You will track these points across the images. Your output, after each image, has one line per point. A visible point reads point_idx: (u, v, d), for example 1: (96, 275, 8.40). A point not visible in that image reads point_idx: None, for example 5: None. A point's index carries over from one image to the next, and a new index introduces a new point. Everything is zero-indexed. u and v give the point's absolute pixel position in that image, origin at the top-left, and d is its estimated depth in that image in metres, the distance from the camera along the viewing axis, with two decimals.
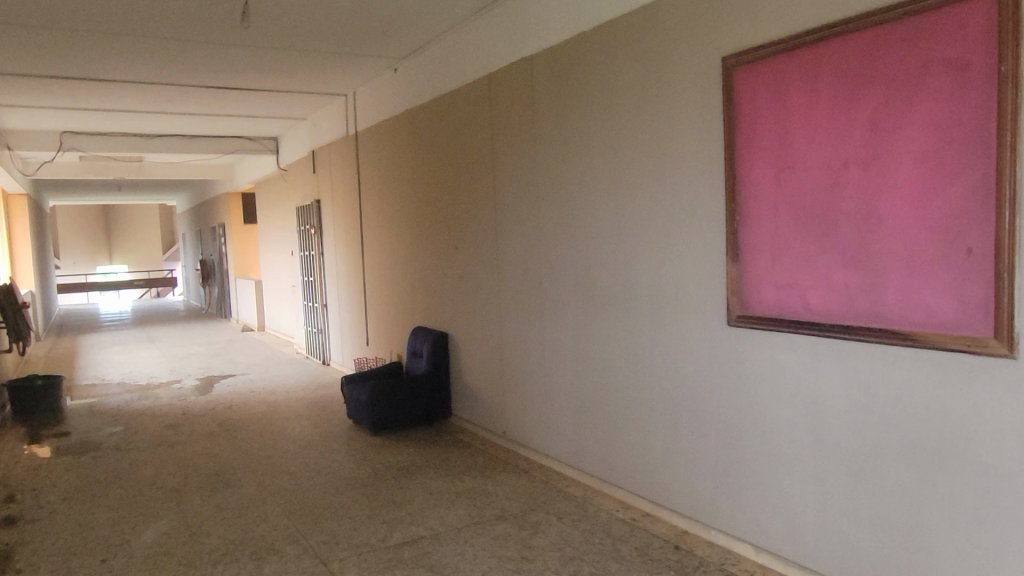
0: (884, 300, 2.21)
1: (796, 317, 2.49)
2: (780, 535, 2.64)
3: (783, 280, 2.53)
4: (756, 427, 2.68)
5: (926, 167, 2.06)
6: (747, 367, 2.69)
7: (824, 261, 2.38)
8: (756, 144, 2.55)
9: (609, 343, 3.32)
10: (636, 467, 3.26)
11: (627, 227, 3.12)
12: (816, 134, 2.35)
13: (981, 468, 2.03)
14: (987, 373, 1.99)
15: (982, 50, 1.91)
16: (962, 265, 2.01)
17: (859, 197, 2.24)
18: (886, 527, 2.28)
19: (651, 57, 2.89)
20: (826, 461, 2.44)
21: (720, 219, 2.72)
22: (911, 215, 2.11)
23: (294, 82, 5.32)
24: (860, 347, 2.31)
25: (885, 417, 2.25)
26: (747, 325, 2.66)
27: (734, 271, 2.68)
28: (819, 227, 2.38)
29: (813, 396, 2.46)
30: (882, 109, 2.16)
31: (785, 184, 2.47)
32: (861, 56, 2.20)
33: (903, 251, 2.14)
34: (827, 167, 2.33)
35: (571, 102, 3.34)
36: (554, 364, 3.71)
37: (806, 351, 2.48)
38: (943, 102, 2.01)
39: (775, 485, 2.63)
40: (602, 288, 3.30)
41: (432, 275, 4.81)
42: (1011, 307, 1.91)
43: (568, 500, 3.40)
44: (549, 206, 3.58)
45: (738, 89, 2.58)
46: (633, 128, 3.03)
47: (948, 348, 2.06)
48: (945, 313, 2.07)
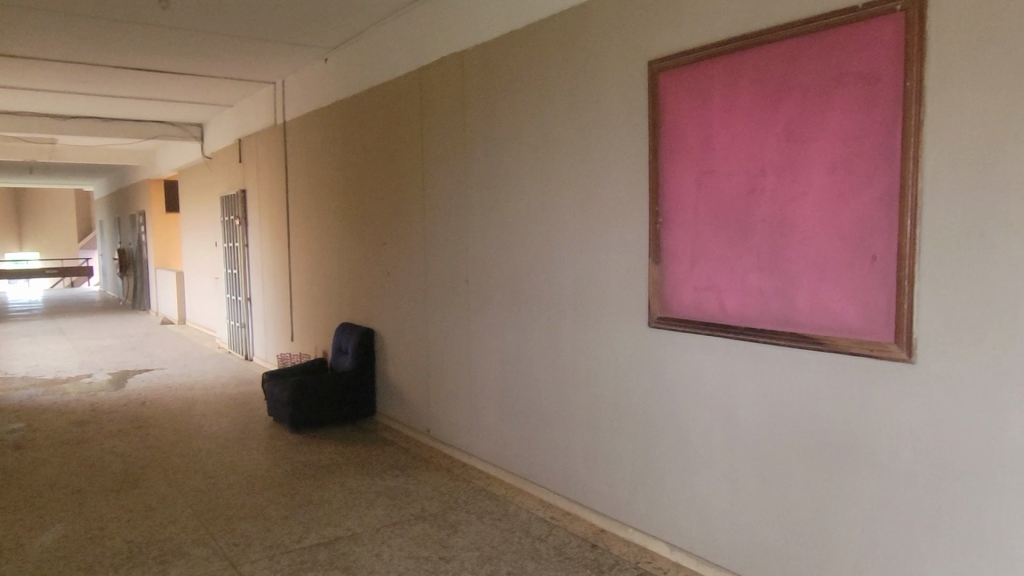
0: (795, 306, 2.14)
1: (708, 326, 2.42)
2: (693, 534, 2.57)
3: (701, 283, 2.44)
4: (670, 427, 2.61)
5: (837, 177, 2.01)
6: (662, 367, 2.62)
7: (740, 265, 2.30)
8: (678, 146, 2.46)
9: (534, 343, 3.25)
10: (556, 466, 3.20)
11: (556, 225, 3.05)
12: (733, 141, 2.28)
13: (885, 469, 1.97)
14: (891, 377, 1.94)
15: (891, 59, 1.87)
16: (867, 276, 1.96)
17: (771, 206, 2.17)
18: (794, 528, 2.21)
19: (583, 52, 2.84)
20: (736, 461, 2.38)
21: (639, 217, 2.65)
22: (820, 224, 2.05)
23: (223, 66, 5.21)
24: (771, 351, 2.24)
25: (792, 414, 2.20)
26: (666, 327, 2.57)
27: (655, 273, 2.59)
28: (733, 235, 2.31)
29: (723, 395, 2.40)
30: (794, 116, 2.10)
31: (705, 188, 2.38)
32: (778, 64, 2.13)
33: (814, 258, 2.08)
34: (744, 173, 2.25)
35: (502, 97, 3.31)
36: (481, 363, 3.63)
37: (720, 353, 2.41)
38: (854, 109, 1.96)
39: (688, 484, 2.56)
40: (529, 286, 3.25)
41: (358, 270, 4.73)
42: (912, 311, 1.87)
43: (490, 499, 3.31)
44: (478, 202, 3.54)
45: (659, 92, 2.51)
46: (560, 128, 2.99)
47: (852, 352, 2.01)
48: (850, 319, 2.01)
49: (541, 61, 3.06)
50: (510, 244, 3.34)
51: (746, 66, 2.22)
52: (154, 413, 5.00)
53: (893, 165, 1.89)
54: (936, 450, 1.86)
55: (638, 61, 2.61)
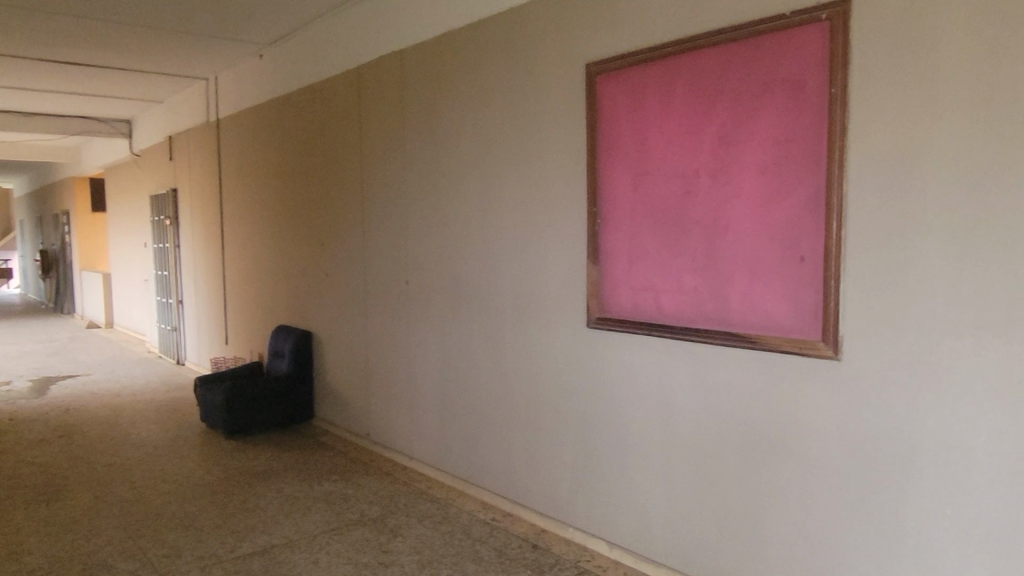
0: (728, 306, 2.19)
1: (645, 326, 2.45)
2: (631, 532, 2.60)
3: (638, 283, 2.47)
4: (609, 426, 2.64)
5: (768, 180, 2.06)
6: (601, 367, 2.65)
7: (676, 266, 2.34)
8: (615, 148, 2.49)
9: (474, 344, 3.24)
10: (497, 467, 3.19)
11: (496, 226, 3.05)
12: (668, 144, 2.32)
13: (813, 463, 2.03)
14: (819, 374, 2.00)
15: (817, 67, 1.93)
16: (796, 277, 2.02)
17: (705, 208, 2.22)
18: (729, 523, 2.26)
19: (523, 53, 2.84)
20: (673, 459, 2.41)
21: (578, 218, 2.67)
22: (752, 226, 2.10)
23: (152, 61, 5.04)
24: (705, 350, 2.28)
25: (726, 412, 2.24)
26: (605, 327, 2.60)
27: (594, 274, 2.61)
28: (669, 237, 2.34)
29: (660, 394, 2.44)
30: (727, 120, 2.15)
31: (642, 190, 2.42)
32: (712, 69, 2.18)
33: (746, 259, 2.13)
34: (680, 175, 2.29)
35: (442, 96, 3.29)
36: (421, 365, 3.60)
37: (656, 352, 2.44)
38: (783, 115, 2.01)
39: (627, 483, 2.59)
40: (470, 287, 3.24)
41: (295, 271, 4.63)
42: (838, 309, 1.93)
43: (430, 502, 3.29)
44: (417, 202, 3.51)
45: (597, 95, 2.54)
46: (500, 129, 2.99)
47: (782, 350, 2.07)
48: (781, 318, 2.06)
49: (481, 62, 3.05)
50: (450, 245, 3.32)
51: (681, 70, 2.26)
52: (78, 421, 4.79)
53: (820, 169, 1.95)
54: (860, 444, 1.92)
55: (577, 63, 2.63)
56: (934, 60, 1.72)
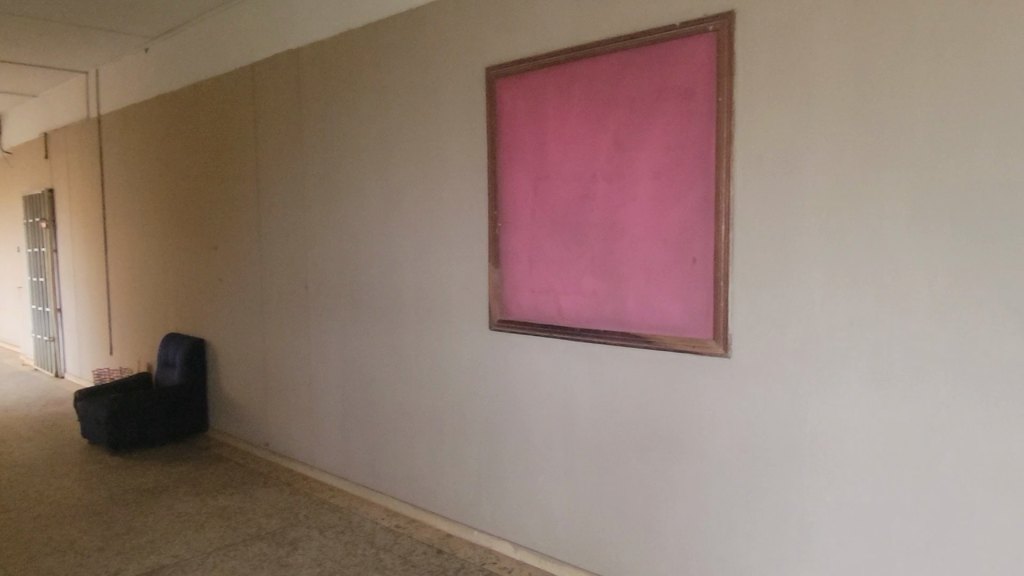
0: (626, 307, 2.25)
1: (546, 328, 2.48)
2: (535, 532, 2.62)
3: (539, 286, 2.50)
4: (513, 428, 2.65)
5: (661, 184, 2.12)
6: (504, 370, 2.66)
7: (575, 268, 2.38)
8: (515, 152, 2.51)
9: (376, 350, 3.19)
10: (400, 473, 3.15)
11: (398, 230, 3.01)
12: (567, 149, 2.36)
13: (706, 458, 2.11)
14: (710, 371, 2.07)
15: (705, 76, 2.01)
16: (688, 277, 2.09)
17: (602, 211, 2.27)
18: (629, 518, 2.32)
19: (423, 55, 2.82)
20: (575, 458, 2.45)
21: (479, 222, 2.68)
22: (646, 229, 2.17)
23: (23, 52, 4.69)
24: (605, 350, 2.33)
25: (624, 411, 2.30)
26: (507, 329, 2.61)
27: (495, 277, 2.62)
28: (568, 239, 2.38)
29: (561, 394, 2.48)
30: (622, 125, 2.20)
31: (541, 194, 2.45)
32: (607, 76, 2.23)
33: (642, 261, 2.19)
34: (578, 179, 2.33)
35: (341, 97, 3.22)
36: (322, 371, 3.51)
37: (557, 353, 2.48)
38: (674, 122, 2.08)
39: (530, 484, 2.62)
40: (371, 291, 3.18)
41: (186, 276, 4.41)
42: (727, 309, 2.01)
43: (332, 512, 3.21)
44: (316, 205, 3.42)
45: (497, 99, 2.55)
46: (400, 131, 2.96)
47: (676, 350, 2.13)
48: (675, 318, 2.13)
49: (381, 63, 3.01)
50: (351, 248, 3.26)
51: (578, 76, 2.30)
52: None
53: (709, 175, 2.02)
54: (748, 438, 2.01)
55: (477, 67, 2.63)
56: (810, 73, 1.83)
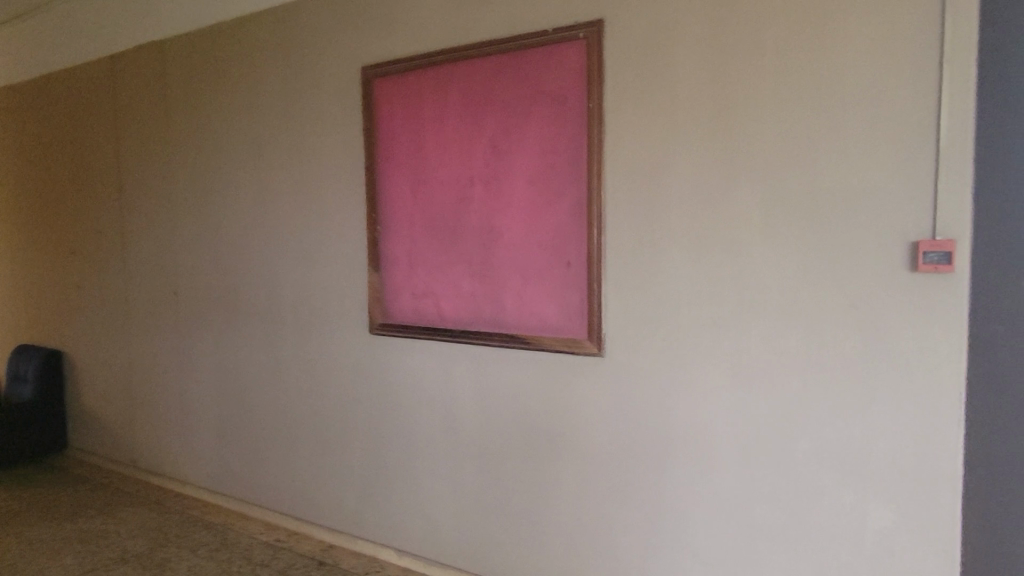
0: (504, 309, 2.27)
1: (426, 331, 2.46)
2: (420, 538, 2.60)
3: (419, 289, 2.48)
4: (396, 434, 2.61)
5: (535, 188, 2.16)
6: (386, 375, 2.62)
7: (454, 271, 2.38)
8: (393, 155, 2.48)
9: (252, 358, 3.06)
10: (280, 485, 3.04)
11: (273, 233, 2.91)
12: (443, 152, 2.35)
13: (583, 455, 2.16)
14: (586, 370, 2.12)
15: (576, 83, 2.06)
16: (563, 279, 2.13)
17: (480, 214, 2.28)
18: (511, 518, 2.34)
19: (297, 53, 2.74)
20: (458, 462, 2.45)
21: (358, 224, 2.63)
22: (522, 233, 2.19)
23: None
24: (485, 352, 2.34)
25: (505, 412, 2.32)
26: (387, 333, 2.57)
27: (375, 280, 2.57)
28: (447, 242, 2.38)
29: (444, 398, 2.46)
30: (497, 130, 2.22)
31: (419, 197, 2.43)
32: (482, 81, 2.24)
33: (519, 263, 2.21)
34: (455, 183, 2.33)
35: (210, 93, 3.07)
36: (194, 382, 3.33)
37: (439, 357, 2.46)
38: (547, 127, 2.12)
39: (414, 490, 2.59)
40: (246, 297, 3.05)
41: (40, 283, 4.08)
42: (600, 309, 2.06)
43: (206, 529, 3.05)
44: (185, 206, 3.25)
45: (374, 99, 2.51)
46: (274, 131, 2.85)
47: (553, 350, 2.17)
48: (551, 319, 2.17)
49: (253, 60, 2.89)
50: (224, 252, 3.11)
51: (454, 79, 2.30)
52: None
53: (581, 179, 2.07)
54: (622, 435, 2.07)
55: (353, 66, 2.58)
56: (673, 82, 1.90)
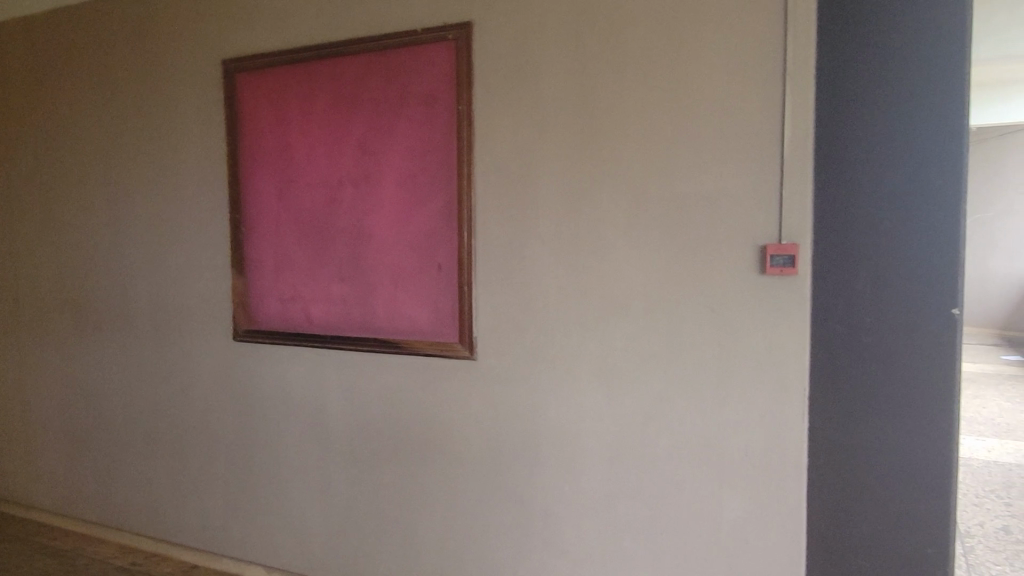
0: (375, 313, 2.21)
1: (294, 337, 2.37)
2: (290, 552, 2.49)
3: (286, 293, 2.38)
4: (263, 445, 2.50)
5: (406, 190, 2.12)
6: (252, 383, 2.50)
7: (323, 274, 2.30)
8: (258, 153, 2.37)
9: (105, 369, 2.84)
10: (137, 504, 2.83)
11: (128, 234, 2.71)
12: (311, 152, 2.27)
13: (457, 459, 2.14)
14: (458, 374, 2.10)
15: (445, 84, 2.04)
16: (434, 283, 2.10)
17: (349, 216, 2.22)
18: (385, 526, 2.28)
19: (153, 41, 2.57)
20: (330, 471, 2.37)
21: (220, 225, 2.49)
22: (393, 235, 2.15)
23: None
24: (356, 357, 2.28)
25: (378, 419, 2.26)
26: (253, 340, 2.45)
27: (239, 284, 2.45)
28: (315, 245, 2.30)
29: (314, 406, 2.38)
30: (366, 130, 2.16)
31: (286, 198, 2.34)
32: (350, 79, 2.18)
33: (390, 266, 2.17)
34: (323, 184, 2.26)
35: (55, 81, 2.83)
36: (38, 396, 3.05)
37: (308, 363, 2.37)
38: (417, 128, 2.08)
39: (283, 502, 2.48)
40: (96, 302, 2.83)
41: None
42: (472, 312, 2.05)
43: (51, 556, 2.79)
44: (27, 204, 2.97)
45: (236, 94, 2.39)
46: (128, 124, 2.66)
47: (426, 354, 2.13)
48: (423, 322, 2.13)
49: (105, 47, 2.69)
50: (72, 253, 2.87)
51: (321, 77, 2.23)
52: None
53: (451, 182, 2.05)
54: (494, 438, 2.07)
55: (215, 59, 2.45)
56: (541, 86, 1.93)
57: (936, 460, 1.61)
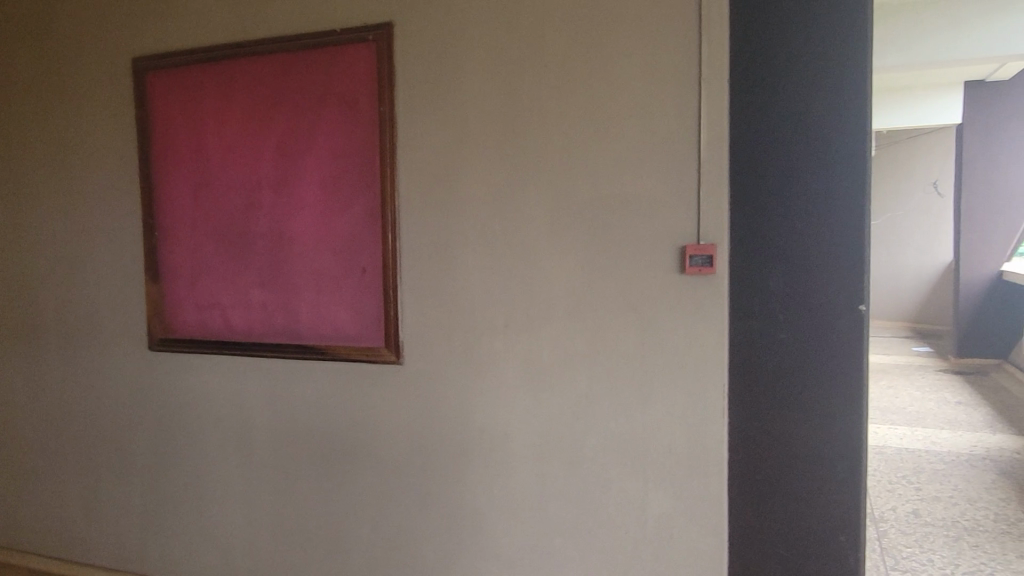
0: (297, 319, 2.16)
1: (214, 345, 2.29)
2: (212, 568, 2.40)
3: (204, 299, 2.30)
4: (183, 458, 2.40)
5: (327, 193, 2.07)
6: (170, 394, 2.40)
7: (242, 280, 2.23)
8: (172, 155, 2.28)
9: (8, 382, 2.67)
10: (46, 524, 2.67)
11: (33, 239, 2.56)
12: (228, 154, 2.20)
13: (384, 465, 2.10)
14: (384, 379, 2.07)
15: (366, 85, 2.00)
16: (358, 287, 2.06)
17: (269, 220, 2.16)
18: (312, 537, 2.23)
19: (58, 37, 2.44)
20: (253, 482, 2.30)
21: (132, 231, 2.39)
22: (315, 239, 2.10)
23: None
24: (279, 365, 2.21)
25: (302, 427, 2.21)
26: (169, 349, 2.35)
27: (154, 291, 2.35)
28: (234, 250, 2.22)
29: (236, 415, 2.30)
30: (285, 131, 2.11)
31: (203, 201, 2.26)
32: (268, 79, 2.12)
33: (312, 271, 2.12)
34: (241, 186, 2.19)
35: None
36: None
37: (229, 372, 2.30)
38: (337, 129, 2.04)
39: (205, 516, 2.39)
40: None
41: None
42: (397, 316, 2.02)
43: None
44: None
45: (147, 94, 2.29)
46: (32, 124, 2.52)
47: (351, 360, 2.09)
48: (347, 327, 2.09)
49: (5, 42, 2.54)
50: None
51: (238, 76, 2.16)
52: None
53: (375, 184, 2.02)
54: (422, 442, 2.04)
55: (124, 57, 2.34)
56: (464, 88, 1.92)
57: (845, 449, 1.67)
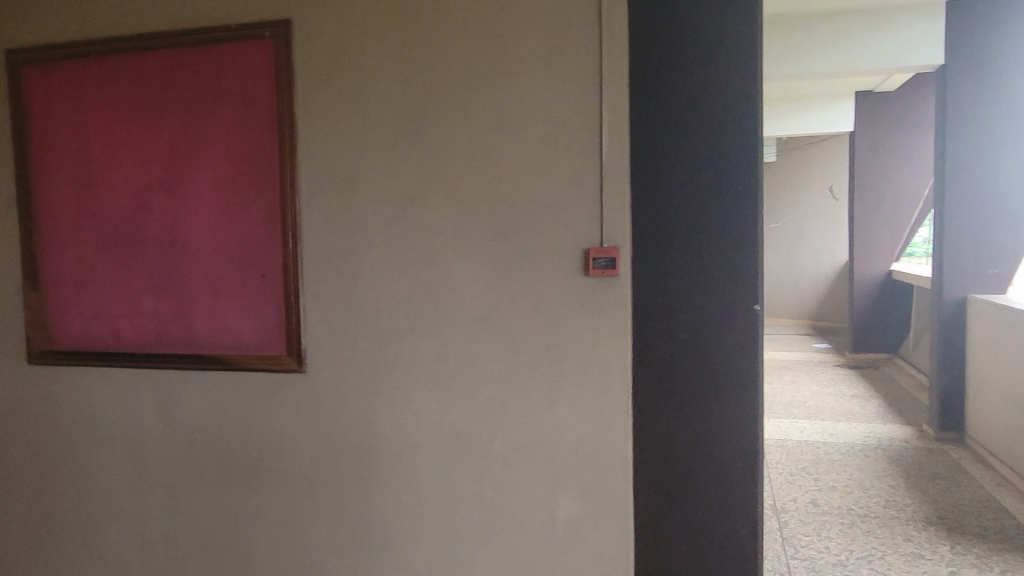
0: (193, 327, 2.06)
1: (102, 357, 2.15)
2: None
3: (90, 308, 2.16)
4: (69, 477, 2.25)
5: (222, 195, 1.98)
6: (53, 410, 2.24)
7: (132, 287, 2.11)
8: (52, 155, 2.13)
9: None
10: None
11: None
12: (114, 153, 2.08)
13: (287, 478, 2.03)
14: (286, 388, 2.00)
15: (263, 84, 1.93)
16: (257, 293, 1.98)
17: (160, 224, 2.05)
18: (212, 555, 2.13)
19: None
20: (147, 500, 2.17)
21: (7, 235, 2.22)
22: (209, 243, 2.01)
23: None
24: (174, 377, 2.10)
25: (200, 441, 2.10)
26: (51, 362, 2.20)
27: (33, 301, 2.19)
28: (122, 255, 2.10)
29: (127, 431, 2.17)
30: (177, 131, 2.01)
31: (87, 204, 2.12)
32: (158, 75, 2.01)
33: (207, 277, 2.02)
34: (129, 188, 2.07)
35: None
36: None
37: (119, 385, 2.16)
38: (233, 129, 1.96)
39: (93, 539, 2.24)
40: None
41: None
42: (299, 323, 1.95)
43: None
44: None
45: (23, 89, 2.14)
46: None
47: (251, 369, 2.01)
48: (247, 336, 2.01)
49: None
50: None
51: (125, 72, 2.04)
52: None
53: (273, 187, 1.94)
54: (327, 452, 1.98)
55: None
56: (366, 87, 1.87)
57: (743, 445, 1.72)
